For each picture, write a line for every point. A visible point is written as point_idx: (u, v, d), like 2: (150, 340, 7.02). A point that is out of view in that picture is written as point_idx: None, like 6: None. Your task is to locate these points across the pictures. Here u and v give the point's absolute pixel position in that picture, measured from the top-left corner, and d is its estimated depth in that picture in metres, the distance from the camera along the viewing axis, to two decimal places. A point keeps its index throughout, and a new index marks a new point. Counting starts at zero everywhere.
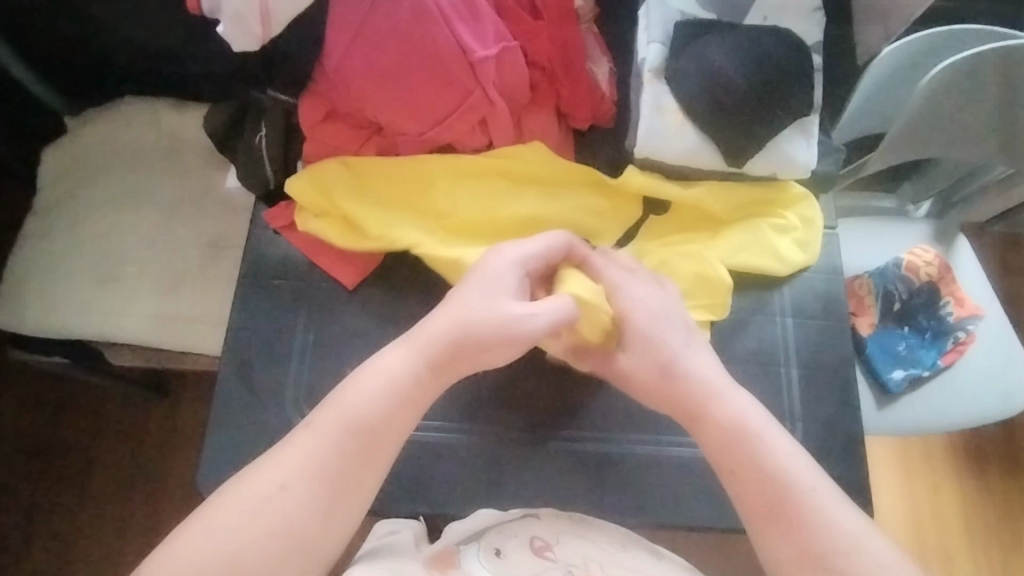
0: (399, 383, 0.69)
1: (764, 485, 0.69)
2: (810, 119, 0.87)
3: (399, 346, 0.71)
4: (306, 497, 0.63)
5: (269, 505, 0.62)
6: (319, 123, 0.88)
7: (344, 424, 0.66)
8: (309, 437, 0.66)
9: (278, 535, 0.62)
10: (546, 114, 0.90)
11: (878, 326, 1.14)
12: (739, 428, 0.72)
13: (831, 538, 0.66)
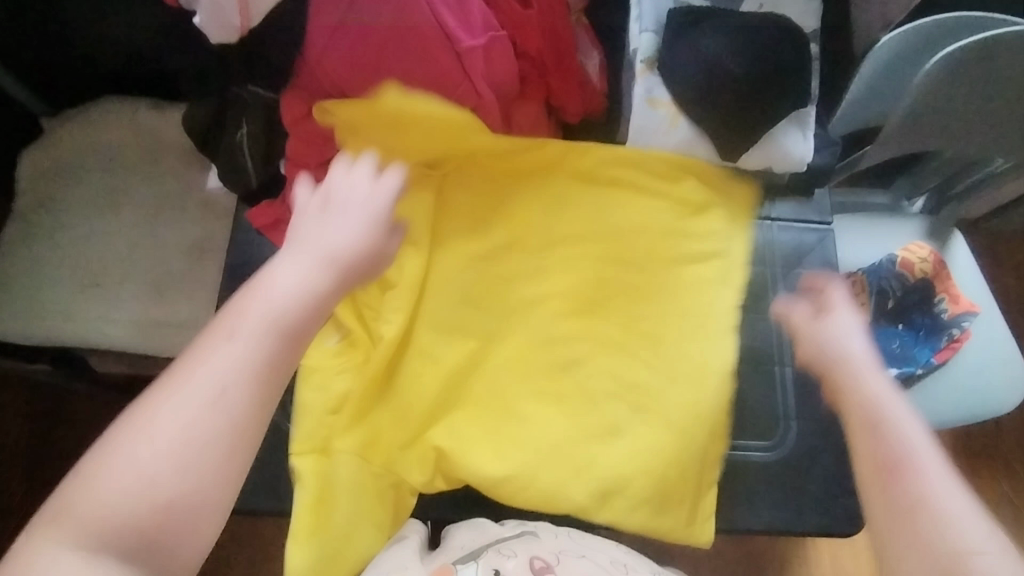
0: (310, 288, 0.57)
1: (915, 484, 0.57)
2: (806, 110, 0.85)
3: (298, 253, 0.59)
4: (231, 400, 0.50)
5: (200, 404, 0.50)
6: (302, 118, 0.84)
7: (262, 332, 0.53)
8: (213, 359, 0.51)
9: (221, 437, 0.50)
10: (536, 108, 0.89)
11: (872, 323, 1.15)
12: (873, 410, 0.62)
13: (930, 507, 0.55)
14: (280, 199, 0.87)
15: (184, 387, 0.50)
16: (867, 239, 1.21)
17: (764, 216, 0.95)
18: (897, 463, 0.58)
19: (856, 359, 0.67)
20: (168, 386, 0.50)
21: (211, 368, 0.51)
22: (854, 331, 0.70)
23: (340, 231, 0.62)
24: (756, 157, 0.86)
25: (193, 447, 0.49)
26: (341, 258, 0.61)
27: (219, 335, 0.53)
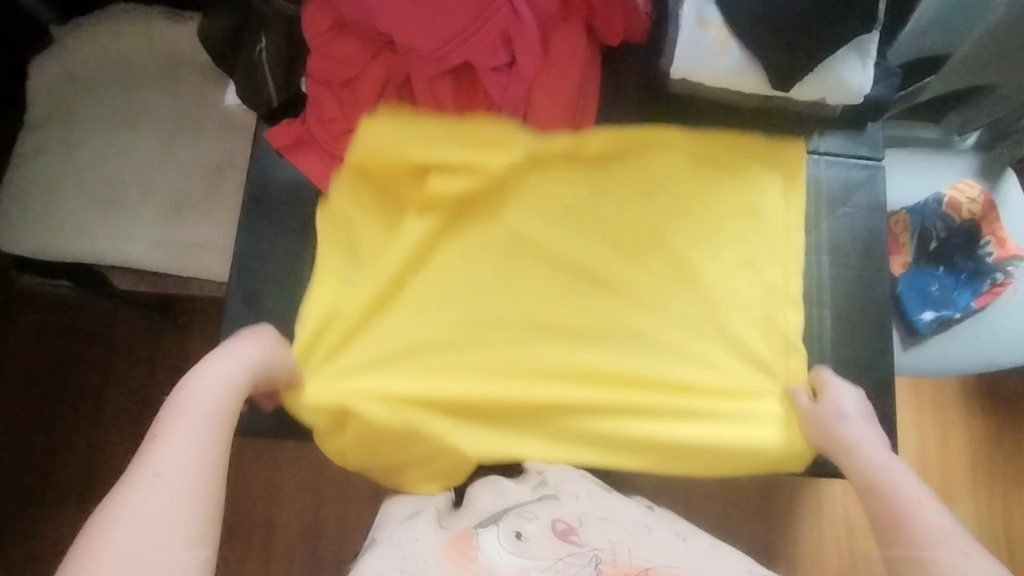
0: (224, 399, 0.63)
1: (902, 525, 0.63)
2: (869, 37, 0.79)
3: (208, 367, 0.64)
4: (194, 455, 0.58)
5: (156, 488, 0.55)
6: (325, 34, 0.79)
7: (203, 422, 0.60)
8: (179, 432, 0.59)
9: (190, 505, 0.55)
10: (575, 30, 0.83)
11: (911, 265, 1.14)
12: (876, 480, 0.67)
13: (933, 554, 0.59)
14: (303, 117, 0.83)
15: (123, 527, 0.52)
16: (913, 177, 1.16)
17: (810, 151, 0.89)
18: (879, 489, 0.67)
19: (849, 433, 0.72)
20: (136, 470, 0.56)
21: (163, 452, 0.58)
22: (851, 408, 0.74)
23: (237, 346, 0.68)
24: (810, 84, 0.80)
25: (162, 541, 0.52)
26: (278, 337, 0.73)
27: (173, 420, 0.60)
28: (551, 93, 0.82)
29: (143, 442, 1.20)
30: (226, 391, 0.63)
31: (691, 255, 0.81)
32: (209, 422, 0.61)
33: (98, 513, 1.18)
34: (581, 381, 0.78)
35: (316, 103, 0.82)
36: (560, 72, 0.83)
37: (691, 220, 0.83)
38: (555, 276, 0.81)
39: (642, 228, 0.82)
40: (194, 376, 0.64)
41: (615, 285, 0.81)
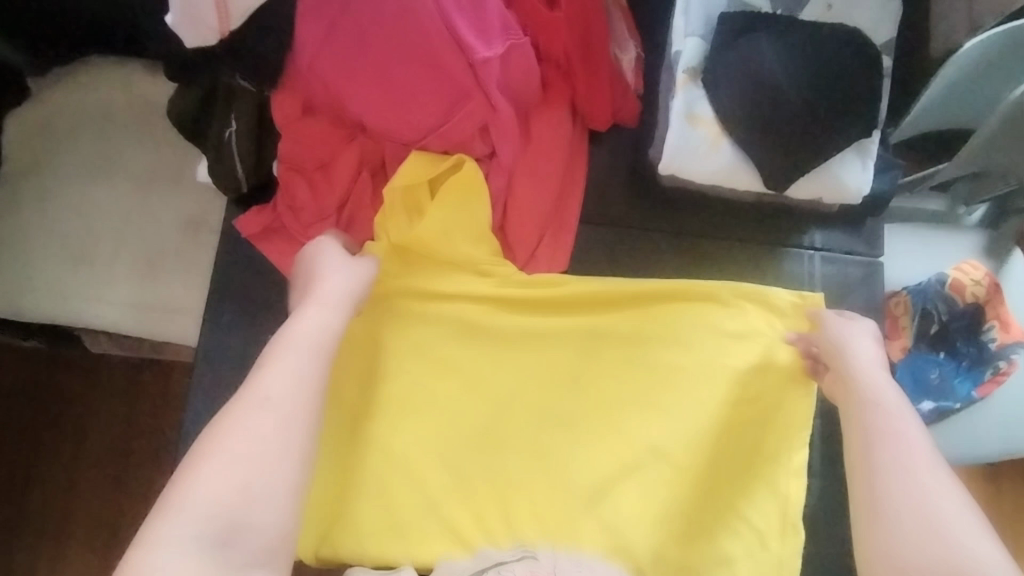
0: (330, 333, 0.66)
1: (893, 470, 0.60)
2: (870, 138, 0.75)
3: (315, 306, 0.67)
4: (305, 393, 0.61)
5: (265, 413, 0.59)
6: (296, 119, 0.75)
7: (308, 355, 0.63)
8: (284, 361, 0.62)
9: (292, 439, 0.58)
10: (559, 115, 0.80)
11: (909, 350, 1.07)
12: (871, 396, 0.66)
13: (908, 470, 0.60)
14: (274, 203, 0.79)
15: (230, 448, 0.56)
16: (916, 253, 1.12)
17: (805, 245, 0.85)
18: (869, 403, 0.66)
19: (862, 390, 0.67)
20: (251, 387, 0.60)
21: (270, 382, 0.60)
22: (868, 336, 0.72)
23: (333, 278, 0.70)
24: (808, 185, 0.76)
25: (268, 475, 0.56)
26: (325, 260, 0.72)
27: (283, 351, 0.63)
28: (534, 182, 0.78)
29: (119, 491, 1.17)
30: (330, 325, 0.66)
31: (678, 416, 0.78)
32: (316, 356, 0.64)
33: (70, 565, 1.14)
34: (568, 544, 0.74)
35: (288, 189, 0.77)
36: (543, 161, 0.79)
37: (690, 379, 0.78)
38: (538, 431, 0.77)
39: (636, 385, 0.78)
40: (302, 311, 0.67)
41: (606, 449, 0.77)
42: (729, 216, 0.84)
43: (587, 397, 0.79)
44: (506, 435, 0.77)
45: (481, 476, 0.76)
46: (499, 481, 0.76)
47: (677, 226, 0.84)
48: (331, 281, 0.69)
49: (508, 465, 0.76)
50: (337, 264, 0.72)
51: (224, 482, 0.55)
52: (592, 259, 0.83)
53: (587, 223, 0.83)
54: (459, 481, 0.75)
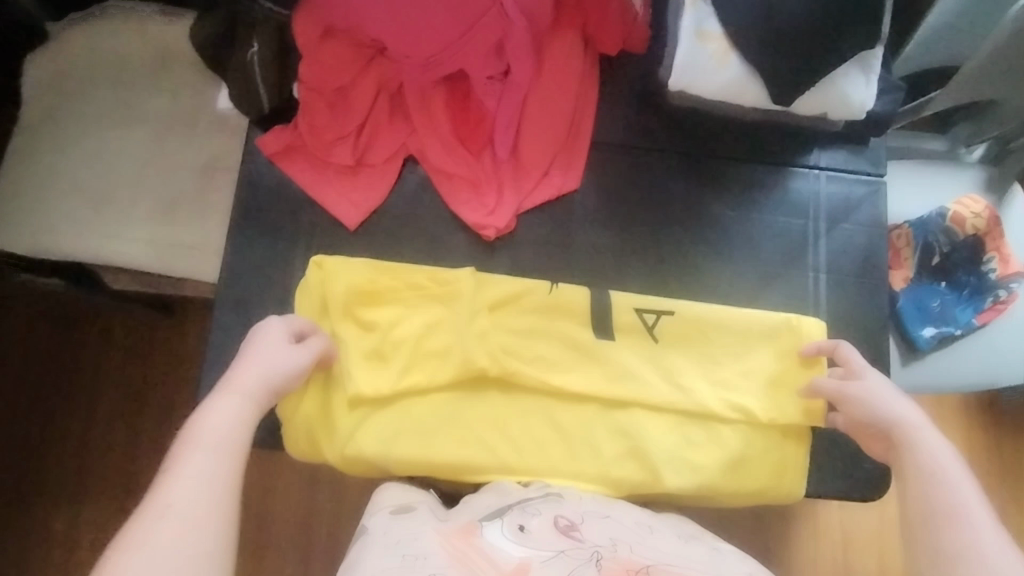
0: (235, 433, 0.60)
1: (944, 522, 0.58)
2: (872, 52, 0.78)
3: (229, 392, 0.62)
4: (220, 474, 0.56)
5: (177, 519, 0.52)
6: (316, 41, 0.78)
7: (210, 449, 0.57)
8: (193, 461, 0.56)
9: (219, 506, 0.54)
10: (572, 39, 0.82)
11: (912, 280, 1.11)
12: (924, 469, 0.62)
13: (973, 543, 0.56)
14: (294, 124, 0.81)
15: (167, 527, 0.51)
16: (916, 189, 1.13)
17: (809, 165, 0.87)
18: (935, 473, 0.61)
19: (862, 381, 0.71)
20: (155, 497, 0.53)
21: (185, 477, 0.55)
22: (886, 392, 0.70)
23: (251, 368, 0.65)
24: (812, 99, 0.79)
25: (200, 548, 0.51)
26: (257, 353, 0.67)
27: (193, 446, 0.58)
28: (547, 102, 0.81)
29: (134, 438, 1.20)
30: (241, 420, 0.61)
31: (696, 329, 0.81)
32: (220, 450, 0.58)
33: (89, 509, 1.18)
34: (589, 455, 0.75)
35: (307, 109, 0.80)
36: (556, 83, 0.81)
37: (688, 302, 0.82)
38: (559, 349, 0.79)
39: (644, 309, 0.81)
40: (210, 408, 0.61)
41: (626, 364, 0.78)
42: (734, 137, 0.87)
43: (608, 313, 0.80)
44: (525, 350, 0.77)
45: (496, 383, 0.77)
46: (517, 389, 0.77)
47: (686, 146, 0.86)
48: (263, 360, 0.66)
49: (527, 378, 0.76)
50: (286, 347, 0.68)
51: (151, 566, 0.49)
52: (606, 181, 0.84)
53: (599, 144, 0.85)
54: (476, 389, 0.77)
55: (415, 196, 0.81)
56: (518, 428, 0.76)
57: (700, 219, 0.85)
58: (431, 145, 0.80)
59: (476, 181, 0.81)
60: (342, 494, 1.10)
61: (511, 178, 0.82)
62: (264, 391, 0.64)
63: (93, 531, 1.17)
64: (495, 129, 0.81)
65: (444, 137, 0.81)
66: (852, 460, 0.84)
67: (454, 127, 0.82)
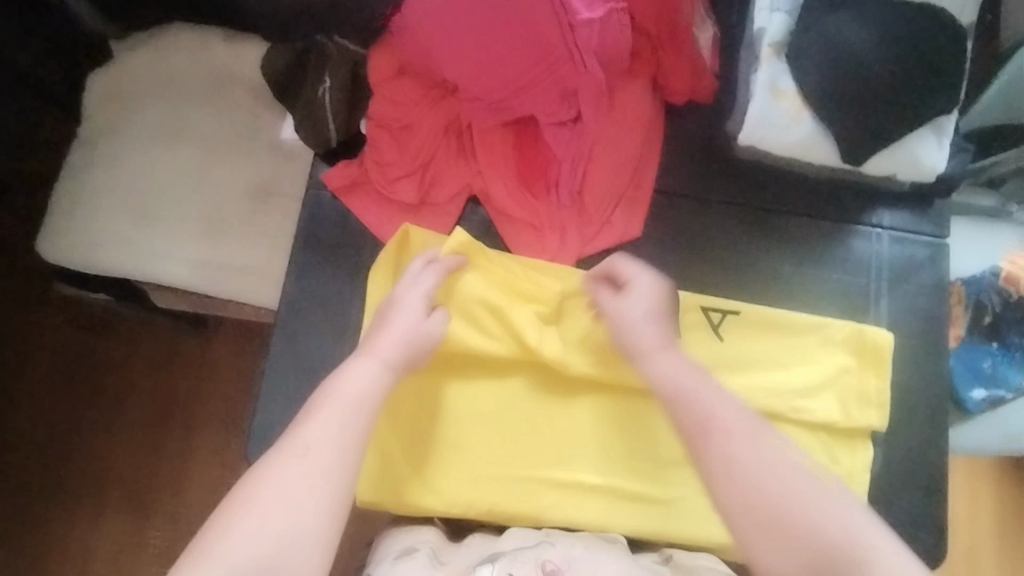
0: (375, 395, 0.63)
1: (766, 495, 0.61)
2: (947, 117, 0.77)
3: (364, 360, 0.64)
4: (341, 443, 0.59)
5: (303, 466, 0.57)
6: (390, 78, 0.80)
7: (350, 409, 0.61)
8: (330, 416, 0.60)
9: (339, 475, 0.57)
10: (642, 86, 0.82)
11: (964, 338, 1.07)
12: (684, 406, 0.67)
13: (790, 497, 0.60)
14: (360, 159, 0.81)
15: (287, 477, 0.56)
16: (974, 247, 1.08)
17: (872, 223, 0.86)
18: (713, 426, 0.65)
19: (626, 311, 0.73)
20: (293, 441, 0.58)
21: (317, 432, 0.59)
22: (644, 315, 0.73)
23: (391, 333, 0.67)
24: (883, 163, 0.78)
25: (304, 519, 0.55)
26: (397, 311, 0.69)
27: (331, 400, 0.61)
28: (614, 149, 0.81)
29: (158, 451, 1.18)
30: (377, 381, 0.64)
31: (760, 353, 0.80)
32: (357, 411, 0.61)
33: (111, 520, 1.16)
34: (641, 507, 0.75)
35: (375, 146, 0.80)
36: (624, 128, 0.81)
37: (763, 314, 0.81)
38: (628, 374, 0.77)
39: (716, 329, 0.80)
40: (351, 364, 0.64)
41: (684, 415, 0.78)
42: (799, 189, 0.86)
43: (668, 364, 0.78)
44: (582, 390, 0.78)
45: (555, 425, 0.77)
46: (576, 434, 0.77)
47: (746, 200, 0.85)
48: (396, 324, 0.68)
49: (586, 419, 0.77)
50: (410, 309, 0.69)
51: (264, 535, 0.53)
52: (667, 229, 0.84)
53: (660, 192, 0.85)
54: (538, 429, 0.76)
55: (477, 234, 0.82)
56: (581, 475, 0.75)
57: (759, 271, 0.84)
58: (497, 188, 0.81)
59: (538, 226, 0.81)
60: None
61: (573, 223, 0.81)
62: (402, 352, 0.67)
63: (114, 542, 1.15)
64: (561, 174, 0.81)
65: (508, 181, 0.81)
66: (905, 530, 0.81)
67: (519, 169, 0.82)
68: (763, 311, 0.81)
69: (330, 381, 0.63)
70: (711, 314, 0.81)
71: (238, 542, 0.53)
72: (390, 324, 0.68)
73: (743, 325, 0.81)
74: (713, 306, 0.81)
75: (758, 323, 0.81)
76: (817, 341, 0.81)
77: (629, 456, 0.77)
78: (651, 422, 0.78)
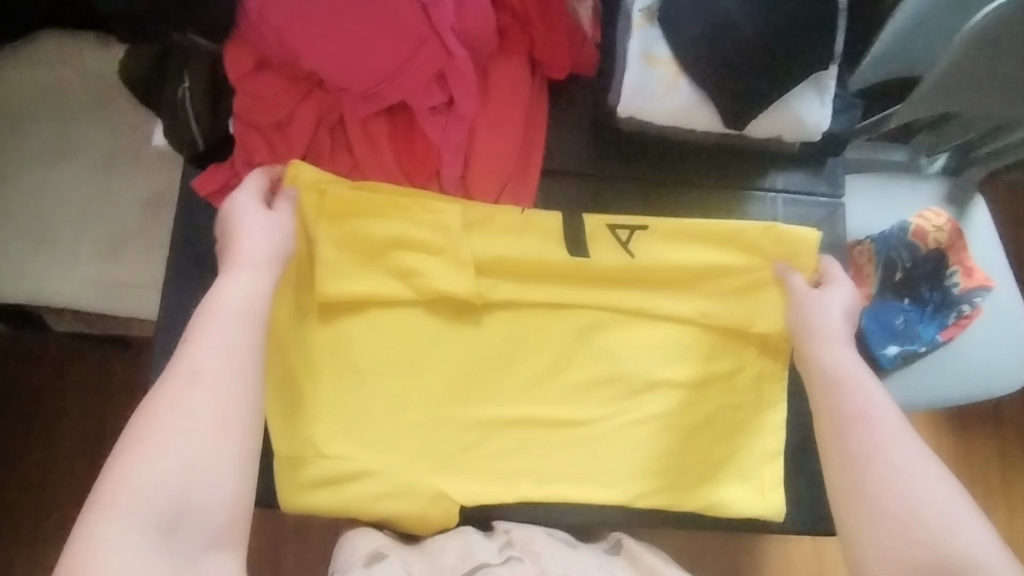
0: (257, 310, 0.63)
1: (887, 474, 0.63)
2: (826, 73, 0.76)
3: (241, 274, 0.64)
4: (228, 365, 0.59)
5: (194, 395, 0.57)
6: (249, 74, 0.76)
7: (233, 331, 0.61)
8: (210, 344, 0.60)
9: (237, 396, 0.59)
10: (517, 64, 0.80)
11: (875, 297, 1.02)
12: (837, 380, 0.70)
13: (882, 452, 0.64)
14: (231, 161, 0.78)
15: (181, 408, 0.57)
16: (881, 206, 1.06)
17: (767, 188, 0.85)
18: (833, 385, 0.69)
19: (823, 299, 0.75)
20: (180, 372, 0.58)
21: (200, 360, 0.59)
22: (837, 307, 0.74)
23: (255, 241, 0.66)
24: (767, 124, 0.77)
25: (210, 440, 0.57)
26: (246, 213, 0.68)
27: (212, 328, 0.61)
28: (493, 131, 0.78)
29: (92, 482, 1.10)
30: (259, 295, 0.64)
31: (651, 334, 0.80)
32: (240, 331, 0.61)
33: (49, 556, 1.08)
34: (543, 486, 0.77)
35: (245, 146, 0.76)
36: (503, 108, 0.79)
37: (668, 224, 0.79)
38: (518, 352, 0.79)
39: (622, 240, 0.79)
40: (228, 284, 0.64)
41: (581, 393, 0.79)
42: (693, 159, 0.84)
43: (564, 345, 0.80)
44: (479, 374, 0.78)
45: (453, 411, 0.76)
46: (475, 417, 0.77)
47: (640, 173, 0.84)
48: (260, 240, 0.67)
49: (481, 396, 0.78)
50: (273, 214, 0.69)
51: (168, 472, 0.55)
52: (558, 205, 0.82)
53: (548, 172, 0.83)
54: (436, 413, 0.76)
55: None
56: (482, 457, 0.76)
57: None
58: (376, 181, 0.78)
59: None
60: (306, 537, 1.04)
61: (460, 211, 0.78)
62: (276, 260, 0.67)
63: None
64: (441, 163, 0.78)
65: (389, 173, 0.78)
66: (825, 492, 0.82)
67: (399, 160, 0.79)
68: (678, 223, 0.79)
69: (206, 304, 0.63)
70: (617, 232, 0.79)
71: (145, 476, 0.54)
72: (248, 228, 0.67)
73: (652, 238, 0.79)
74: (616, 219, 0.79)
75: (669, 236, 0.80)
76: (706, 301, 0.80)
77: (529, 434, 0.78)
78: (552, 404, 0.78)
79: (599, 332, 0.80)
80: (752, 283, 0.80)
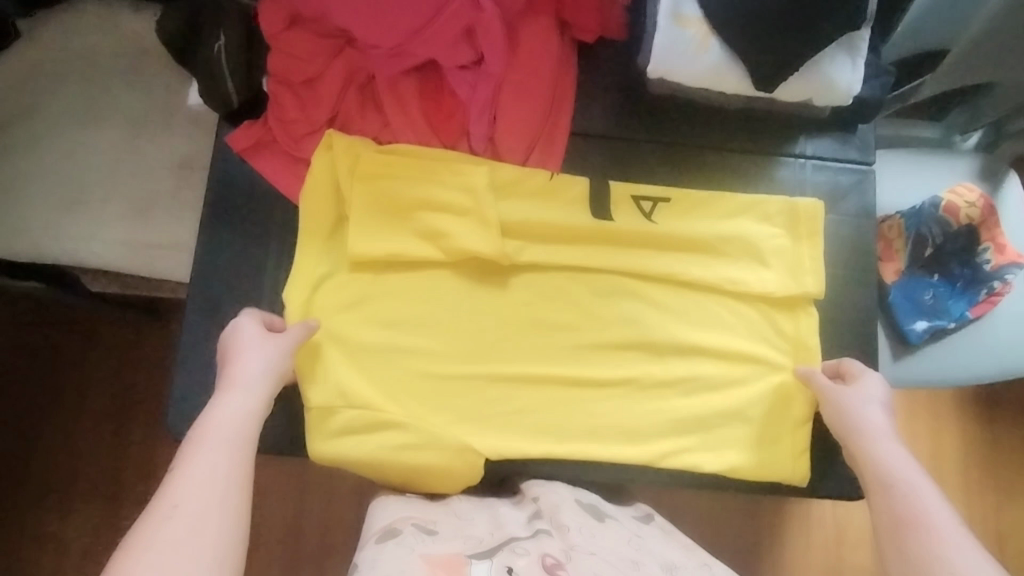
0: (245, 425, 0.60)
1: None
2: (859, 34, 0.75)
3: (231, 394, 0.62)
4: (217, 475, 0.55)
5: (181, 503, 0.52)
6: (281, 31, 0.77)
7: (221, 445, 0.58)
8: (198, 458, 0.56)
9: (226, 494, 0.55)
10: (545, 23, 0.80)
11: (903, 273, 1.00)
12: (889, 477, 0.63)
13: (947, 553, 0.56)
14: (263, 118, 0.79)
15: (168, 516, 0.51)
16: (913, 180, 1.04)
17: (797, 153, 0.85)
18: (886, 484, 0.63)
19: (849, 396, 0.72)
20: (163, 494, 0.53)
21: (189, 475, 0.55)
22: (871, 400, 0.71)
23: (250, 364, 0.65)
24: (798, 86, 0.76)
25: (198, 542, 0.51)
26: (243, 349, 0.67)
27: (195, 448, 0.57)
28: (521, 90, 0.79)
29: (122, 443, 1.13)
30: (248, 411, 0.61)
31: (677, 300, 0.81)
32: (228, 441, 0.58)
33: (81, 514, 1.11)
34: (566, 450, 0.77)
35: (277, 102, 0.78)
36: (530, 66, 0.79)
37: (691, 193, 0.81)
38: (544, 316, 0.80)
39: (643, 213, 0.81)
40: (215, 404, 0.61)
41: (603, 358, 0.79)
42: (720, 123, 0.84)
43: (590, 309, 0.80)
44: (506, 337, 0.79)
45: (479, 371, 0.77)
46: (498, 376, 0.78)
47: (667, 137, 0.83)
48: (253, 365, 0.65)
49: (505, 355, 0.78)
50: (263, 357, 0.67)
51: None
52: (585, 169, 0.82)
53: (576, 133, 0.83)
54: (460, 372, 0.77)
55: None
56: (506, 417, 0.77)
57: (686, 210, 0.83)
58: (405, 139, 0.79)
59: None
60: (328, 503, 1.05)
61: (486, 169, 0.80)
62: (265, 387, 0.64)
63: (83, 536, 1.10)
64: (468, 121, 0.79)
65: (418, 131, 0.79)
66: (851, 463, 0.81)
67: (427, 118, 0.80)
68: (699, 197, 0.81)
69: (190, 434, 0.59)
70: (642, 203, 0.81)
71: None
72: (240, 358, 0.66)
73: (675, 209, 0.81)
74: (639, 189, 0.81)
75: (689, 206, 0.81)
76: (734, 266, 0.81)
77: (551, 396, 0.78)
78: (576, 369, 0.78)
79: (629, 293, 0.80)
80: (780, 247, 0.81)
